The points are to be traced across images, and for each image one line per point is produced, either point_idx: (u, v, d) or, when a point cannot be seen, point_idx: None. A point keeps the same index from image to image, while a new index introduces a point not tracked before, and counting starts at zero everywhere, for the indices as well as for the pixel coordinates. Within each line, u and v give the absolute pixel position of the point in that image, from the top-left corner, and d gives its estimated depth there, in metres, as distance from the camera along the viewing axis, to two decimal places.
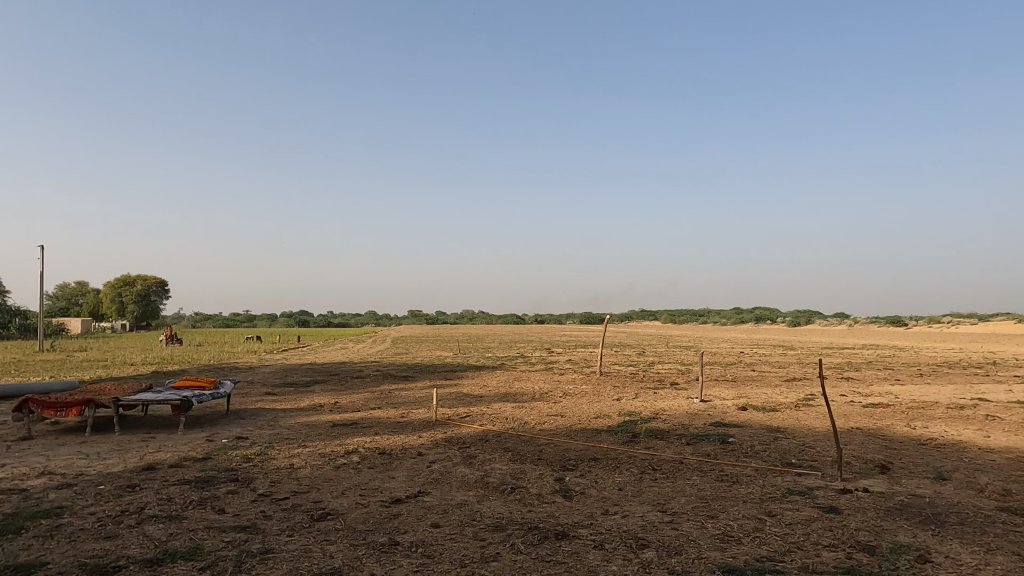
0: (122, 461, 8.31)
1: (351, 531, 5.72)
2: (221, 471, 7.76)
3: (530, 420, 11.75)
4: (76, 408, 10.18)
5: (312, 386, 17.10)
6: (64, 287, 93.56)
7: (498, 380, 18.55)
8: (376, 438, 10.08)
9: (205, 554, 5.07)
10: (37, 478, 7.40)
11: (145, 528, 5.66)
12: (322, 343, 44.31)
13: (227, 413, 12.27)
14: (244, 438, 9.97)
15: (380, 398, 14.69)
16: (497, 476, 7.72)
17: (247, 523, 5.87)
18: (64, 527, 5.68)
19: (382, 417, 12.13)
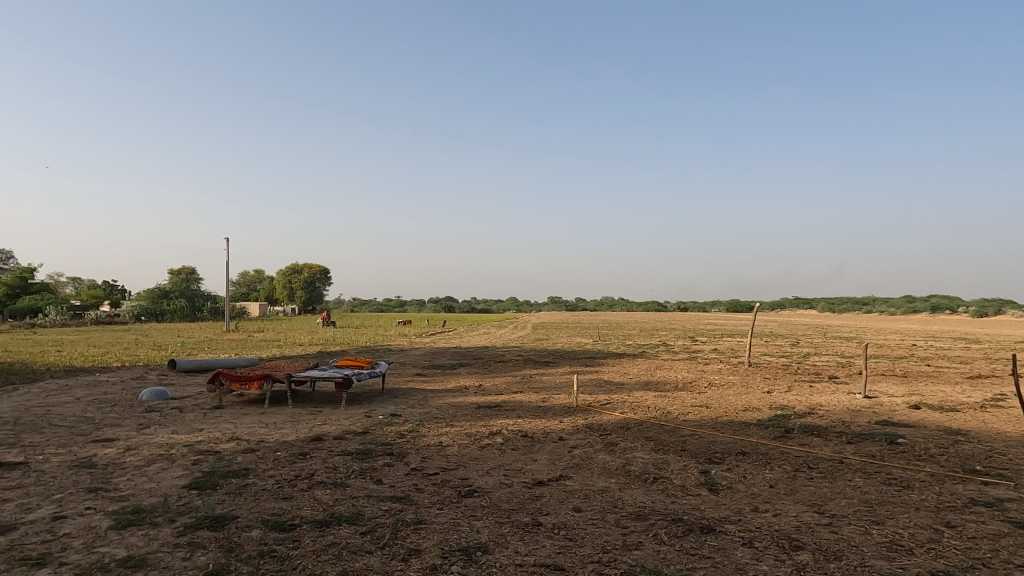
0: (295, 431, 9.24)
1: (496, 509, 5.93)
2: (378, 445, 8.38)
3: (672, 410, 11.44)
4: (256, 382, 11.41)
5: (458, 368, 17.93)
6: (245, 275, 105.39)
7: (638, 367, 18.31)
8: (519, 421, 10.34)
9: (366, 520, 5.50)
10: (227, 442, 8.44)
11: (314, 493, 6.27)
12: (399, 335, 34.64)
13: (382, 392, 13.19)
14: (398, 415, 10.67)
15: (522, 383, 15.02)
16: (638, 465, 7.63)
17: (402, 494, 6.30)
18: (250, 486, 6.44)
19: (523, 400, 12.42)
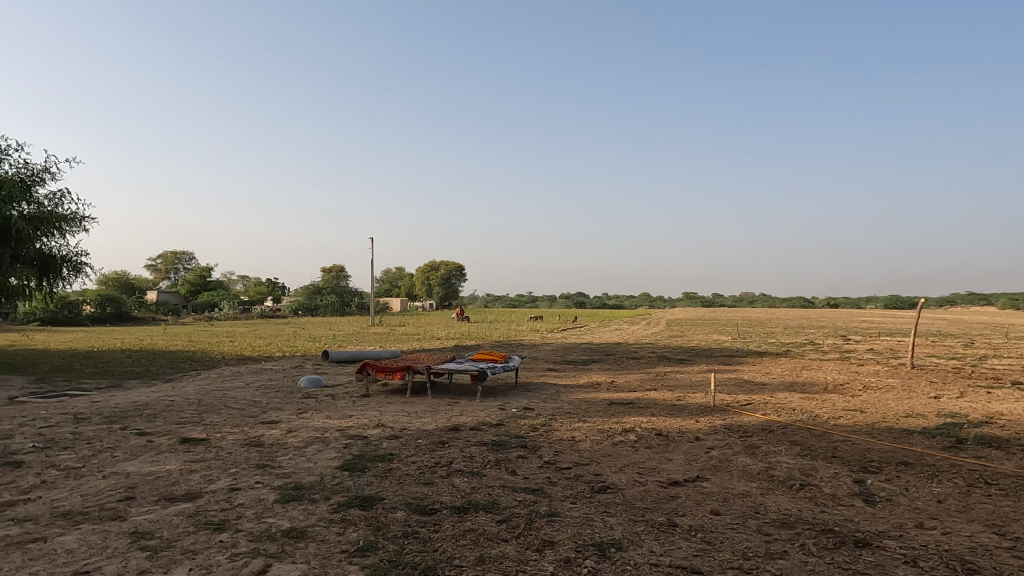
0: (434, 421, 9.69)
1: (630, 506, 5.86)
2: (512, 437, 8.58)
3: (821, 413, 10.67)
4: (399, 372, 12.10)
5: (590, 364, 17.90)
6: (388, 273, 112.09)
7: (782, 367, 17.25)
8: (653, 419, 10.12)
9: (502, 509, 5.66)
10: (374, 428, 9.04)
11: (453, 480, 6.54)
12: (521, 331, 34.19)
13: (515, 385, 13.46)
14: (531, 409, 10.84)
15: (656, 380, 14.69)
16: (783, 470, 7.20)
17: (536, 486, 6.40)
18: (395, 470, 6.86)
19: (658, 398, 12.14)
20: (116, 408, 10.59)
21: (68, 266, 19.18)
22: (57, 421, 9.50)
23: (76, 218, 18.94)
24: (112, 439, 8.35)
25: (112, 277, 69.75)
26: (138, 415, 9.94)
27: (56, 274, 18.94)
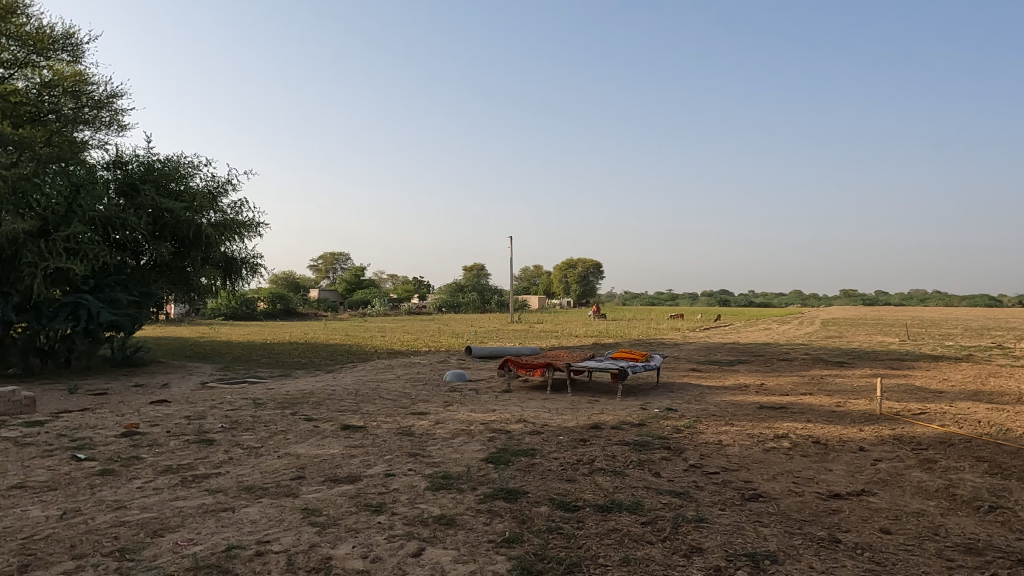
0: (575, 418, 9.71)
1: (785, 517, 5.51)
2: (655, 438, 8.38)
3: (1014, 427, 9.37)
4: (539, 369, 12.26)
5: (736, 365, 17.06)
6: (526, 271, 114.27)
7: (963, 374, 15.37)
8: (810, 425, 9.43)
9: (646, 510, 5.55)
10: (516, 423, 9.23)
11: (596, 478, 6.52)
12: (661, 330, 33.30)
13: (657, 385, 13.15)
14: (674, 410, 10.53)
15: (811, 384, 13.69)
16: (967, 489, 6.41)
17: (681, 490, 6.21)
18: (538, 466, 6.96)
19: (814, 403, 11.29)
20: (287, 395, 11.70)
21: (246, 267, 21.50)
22: (240, 405, 10.68)
23: (253, 224, 21.17)
24: (284, 423, 9.24)
25: (281, 276, 77.17)
26: (305, 403, 10.91)
27: (237, 274, 21.30)
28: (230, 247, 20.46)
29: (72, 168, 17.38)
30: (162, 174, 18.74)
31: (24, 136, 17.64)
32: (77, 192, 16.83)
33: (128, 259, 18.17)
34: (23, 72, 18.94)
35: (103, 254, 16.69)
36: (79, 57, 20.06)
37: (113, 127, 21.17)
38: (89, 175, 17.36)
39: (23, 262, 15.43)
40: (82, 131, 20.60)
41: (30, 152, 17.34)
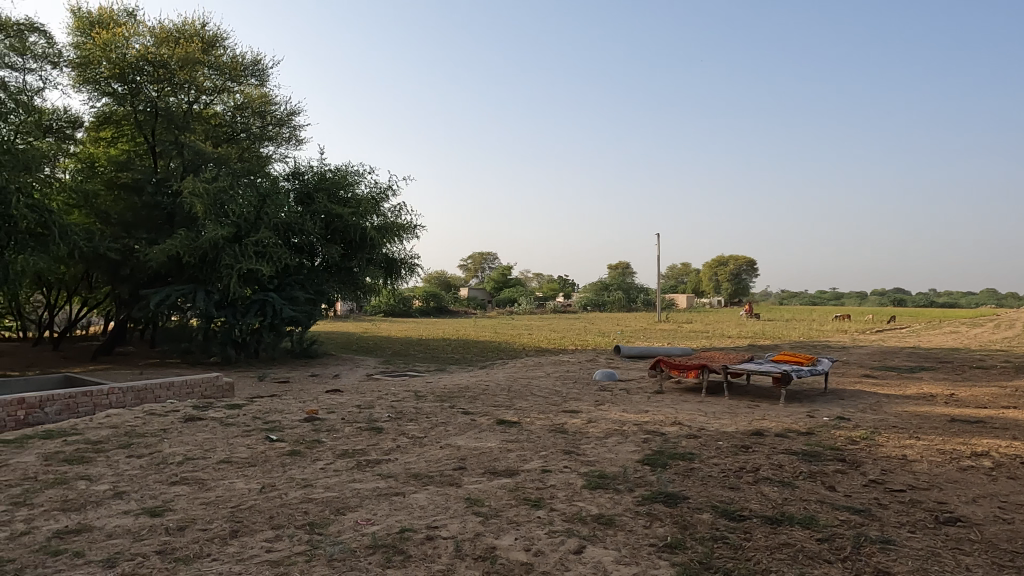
0: (734, 423, 9.26)
1: (992, 547, 4.86)
2: (827, 449, 7.76)
3: None
4: (693, 370, 11.83)
5: (919, 372, 15.32)
6: (673, 269, 110.96)
7: None
8: (1017, 444, 8.23)
9: (821, 526, 5.16)
10: (671, 426, 8.98)
11: (762, 488, 6.17)
12: (827, 331, 30.77)
13: (825, 391, 12.17)
14: (847, 419, 9.68)
15: (1016, 397, 11.94)
16: None
17: (861, 507, 5.69)
18: (697, 471, 6.72)
19: (1021, 419, 9.84)
20: (445, 389, 12.30)
21: (406, 267, 22.87)
22: (403, 396, 11.39)
23: (412, 226, 22.47)
24: (444, 415, 9.71)
25: (434, 275, 81.36)
26: (461, 396, 11.40)
27: (397, 274, 22.72)
28: (391, 248, 21.87)
29: (260, 180, 19.52)
30: (333, 183, 20.47)
31: (222, 153, 20.09)
32: (264, 201, 18.87)
33: (305, 261, 20.08)
34: (221, 97, 21.54)
35: (286, 256, 18.57)
36: (265, 81, 22.44)
37: (293, 141, 23.44)
38: (273, 186, 19.40)
39: (223, 265, 17.60)
40: (268, 147, 23.12)
41: (227, 167, 19.71)
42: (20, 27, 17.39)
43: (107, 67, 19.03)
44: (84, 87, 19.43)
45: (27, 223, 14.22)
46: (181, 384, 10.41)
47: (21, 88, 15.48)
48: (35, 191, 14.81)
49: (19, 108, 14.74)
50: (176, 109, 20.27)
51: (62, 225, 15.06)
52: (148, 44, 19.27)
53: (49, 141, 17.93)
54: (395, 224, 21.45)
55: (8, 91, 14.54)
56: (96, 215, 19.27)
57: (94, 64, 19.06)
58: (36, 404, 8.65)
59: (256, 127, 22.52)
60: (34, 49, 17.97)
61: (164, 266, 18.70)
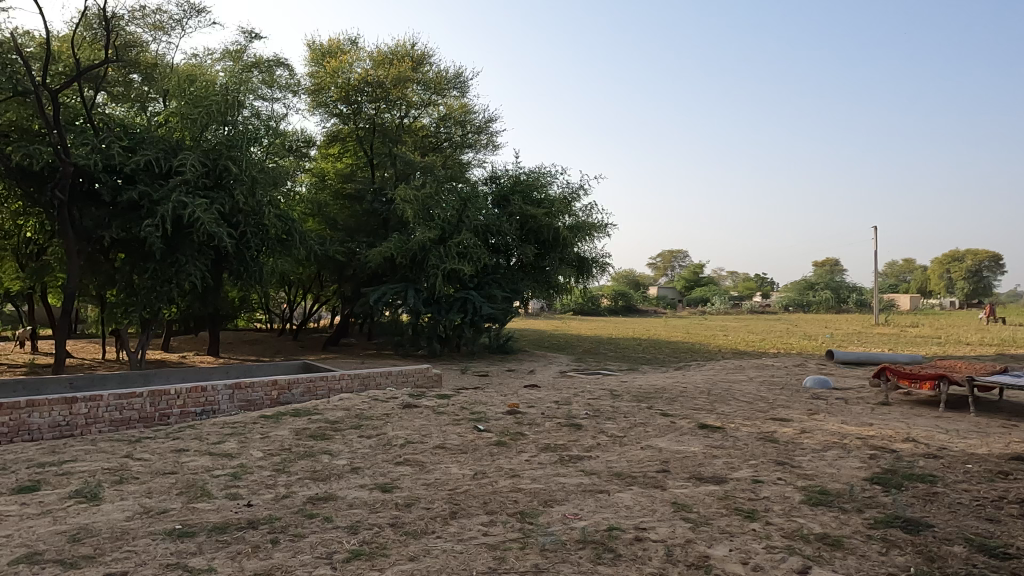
0: (985, 444, 7.96)
1: None
2: None
3: None
4: (929, 381, 10.39)
5: None
6: (894, 267, 98.68)
7: None
8: None
9: None
10: (903, 442, 7.97)
11: None
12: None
13: None
14: None
15: None
16: None
17: None
18: (942, 496, 5.88)
19: None
20: (641, 389, 12.12)
21: (597, 266, 22.92)
22: (599, 394, 11.44)
23: (603, 225, 22.46)
24: (642, 415, 9.57)
25: (624, 274, 80.83)
26: (658, 397, 11.16)
27: (588, 273, 22.87)
28: (583, 247, 22.07)
29: (461, 185, 20.83)
30: (527, 185, 21.19)
31: (428, 162, 21.75)
32: (465, 205, 20.09)
33: (501, 261, 21.03)
34: (427, 110, 23.35)
35: (485, 256, 19.54)
36: (465, 92, 23.89)
37: (490, 146, 24.66)
38: (473, 190, 20.58)
39: (430, 265, 19.02)
40: (468, 153, 24.58)
41: (433, 175, 21.31)
42: (270, 63, 20.39)
43: (335, 91, 21.57)
44: (318, 111, 22.26)
45: (276, 230, 16.59)
46: (398, 373, 11.45)
47: (271, 115, 18.11)
48: (281, 203, 17.16)
49: (270, 132, 17.26)
50: (390, 124, 22.36)
51: (302, 233, 17.35)
52: (367, 67, 21.50)
53: (291, 159, 20.77)
54: (587, 223, 21.61)
55: (262, 119, 17.09)
56: (326, 222, 21.88)
57: (325, 89, 21.77)
58: (287, 385, 10.05)
59: (457, 136, 24.09)
60: (280, 81, 20.96)
61: (380, 267, 20.70)
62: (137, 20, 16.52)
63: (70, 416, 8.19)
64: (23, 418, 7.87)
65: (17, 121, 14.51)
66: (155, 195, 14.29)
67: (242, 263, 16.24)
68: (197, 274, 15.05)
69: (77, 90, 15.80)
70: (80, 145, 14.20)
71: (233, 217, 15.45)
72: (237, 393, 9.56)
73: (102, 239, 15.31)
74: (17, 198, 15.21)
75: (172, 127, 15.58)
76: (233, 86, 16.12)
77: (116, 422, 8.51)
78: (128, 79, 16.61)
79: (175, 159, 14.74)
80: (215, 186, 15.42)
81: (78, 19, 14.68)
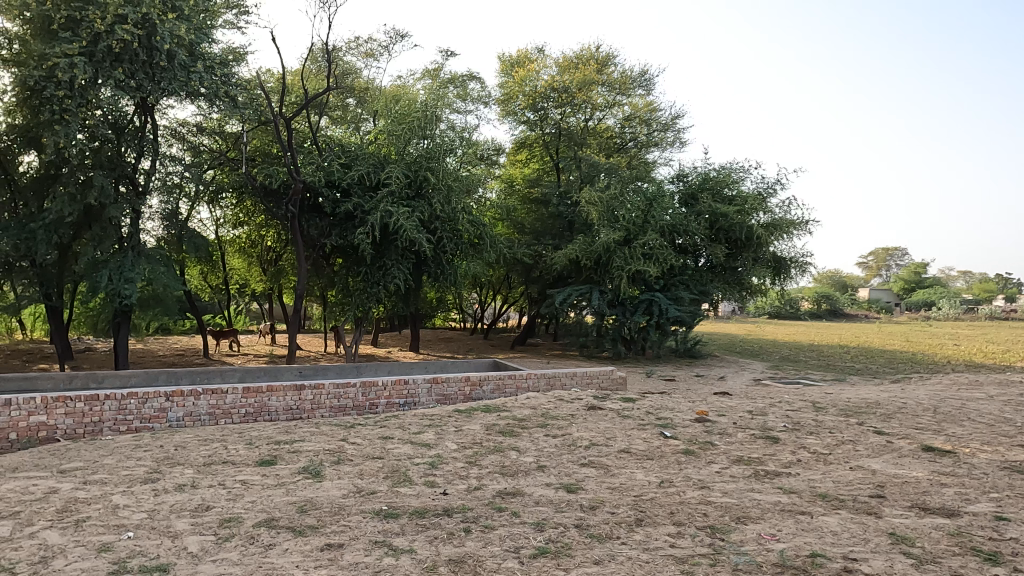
0: None
1: None
2: None
3: None
4: None
5: None
6: None
7: None
8: None
9: None
10: None
11: None
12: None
13: None
14: None
15: None
16: None
17: None
18: None
19: None
20: (849, 402, 10.93)
21: (795, 266, 21.16)
22: (799, 406, 10.51)
23: (803, 221, 20.67)
24: (850, 432, 8.62)
25: (829, 275, 73.82)
26: (871, 413, 9.98)
27: (786, 273, 21.16)
28: (779, 246, 20.51)
29: (646, 185, 20.49)
30: (717, 182, 20.21)
31: (613, 163, 21.66)
32: (651, 205, 19.69)
33: (689, 261, 20.25)
34: (612, 111, 23.25)
35: (671, 257, 18.92)
36: (651, 90, 23.45)
37: (676, 144, 23.91)
38: (659, 190, 20.10)
39: (615, 267, 18.88)
40: (653, 152, 24.09)
41: (617, 176, 21.19)
42: (463, 78, 21.69)
43: (523, 99, 22.30)
44: (508, 119, 23.20)
45: (469, 235, 17.67)
46: (583, 374, 11.53)
47: (465, 127, 19.26)
48: (473, 209, 18.14)
49: (464, 143, 18.36)
50: (575, 127, 22.60)
51: (492, 236, 18.26)
52: (553, 73, 21.97)
53: (482, 167, 21.89)
54: (784, 220, 20.03)
55: (457, 131, 18.22)
56: (514, 226, 22.74)
57: (514, 98, 22.61)
58: (478, 381, 10.59)
59: (642, 135, 23.72)
60: (473, 93, 22.16)
61: (566, 269, 21.01)
62: (352, 50, 18.51)
63: (299, 401, 9.40)
64: (264, 401, 9.15)
65: (262, 147, 17.05)
66: (367, 206, 15.90)
67: (439, 267, 17.48)
68: (401, 277, 16.48)
69: (306, 117, 18.09)
70: (308, 165, 16.24)
71: (431, 223, 16.68)
72: (434, 387, 10.29)
73: (324, 246, 17.39)
74: (261, 212, 17.82)
75: (380, 143, 17.20)
76: (431, 103, 17.41)
77: (335, 409, 9.60)
78: (346, 103, 18.70)
79: (383, 172, 16.27)
80: (417, 196, 16.76)
81: (307, 55, 16.81)
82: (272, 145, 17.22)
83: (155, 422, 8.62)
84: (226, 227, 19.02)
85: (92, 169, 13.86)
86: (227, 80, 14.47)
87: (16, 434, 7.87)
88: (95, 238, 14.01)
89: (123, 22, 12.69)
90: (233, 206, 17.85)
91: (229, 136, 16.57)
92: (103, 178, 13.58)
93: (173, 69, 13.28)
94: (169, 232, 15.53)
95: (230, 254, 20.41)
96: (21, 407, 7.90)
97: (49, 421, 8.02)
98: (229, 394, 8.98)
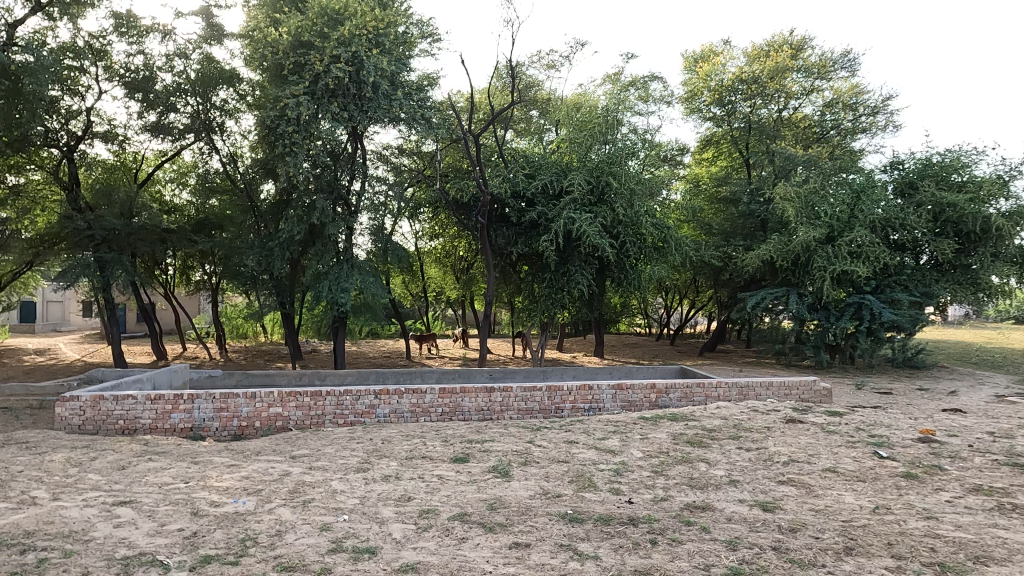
0: None
1: None
2: None
3: None
4: None
5: None
6: None
7: None
8: None
9: None
10: None
11: None
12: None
13: None
14: None
15: None
16: None
17: None
18: None
19: None
20: None
21: None
22: None
23: None
24: None
25: None
26: None
27: None
28: None
29: (853, 176, 18.52)
30: (942, 167, 17.67)
31: (812, 155, 19.85)
32: (858, 197, 17.79)
33: (908, 259, 17.89)
34: (810, 98, 21.42)
35: (885, 255, 16.84)
36: (856, 71, 21.22)
37: (888, 128, 21.31)
38: (867, 180, 18.06)
39: (816, 267, 17.30)
40: (860, 139, 21.74)
41: (818, 168, 19.40)
42: (645, 79, 21.37)
43: (708, 94, 21.32)
44: (693, 117, 22.33)
45: (652, 239, 17.31)
46: (780, 384, 10.64)
47: (647, 129, 18.93)
48: (657, 212, 17.71)
49: (646, 145, 18.06)
50: (767, 120, 21.12)
51: (677, 240, 17.64)
52: (741, 64, 20.77)
53: (666, 168, 21.38)
54: None
55: (639, 134, 18.00)
56: (701, 227, 21.84)
57: (698, 95, 21.71)
58: (664, 389, 10.30)
59: (846, 121, 21.54)
60: (655, 94, 21.71)
61: (759, 271, 19.69)
62: (535, 63, 19.05)
63: (489, 402, 9.85)
64: (458, 401, 9.74)
65: (454, 163, 18.23)
66: (550, 214, 16.26)
67: (622, 271, 17.39)
68: (584, 283, 16.62)
69: (493, 131, 19.00)
70: (496, 177, 17.02)
71: (613, 228, 16.62)
72: (619, 393, 10.18)
73: (511, 254, 18.10)
74: (454, 225, 19.08)
75: (562, 151, 17.49)
76: (612, 107, 17.35)
77: (522, 411, 9.92)
78: (529, 116, 19.36)
79: (565, 181, 16.50)
80: (599, 201, 16.78)
81: (493, 73, 17.69)
82: (463, 161, 18.34)
83: (366, 417, 9.54)
84: (423, 239, 20.70)
85: (315, 193, 15.84)
86: (423, 103, 15.65)
87: (259, 422, 9.22)
88: (318, 253, 15.96)
89: (338, 61, 14.35)
90: (430, 219, 19.34)
91: (426, 155, 18.03)
92: (323, 201, 15.44)
93: (377, 99, 14.76)
94: (376, 246, 17.15)
95: (427, 263, 22.09)
96: (263, 399, 9.24)
97: (283, 412, 9.28)
98: (427, 394, 9.68)
